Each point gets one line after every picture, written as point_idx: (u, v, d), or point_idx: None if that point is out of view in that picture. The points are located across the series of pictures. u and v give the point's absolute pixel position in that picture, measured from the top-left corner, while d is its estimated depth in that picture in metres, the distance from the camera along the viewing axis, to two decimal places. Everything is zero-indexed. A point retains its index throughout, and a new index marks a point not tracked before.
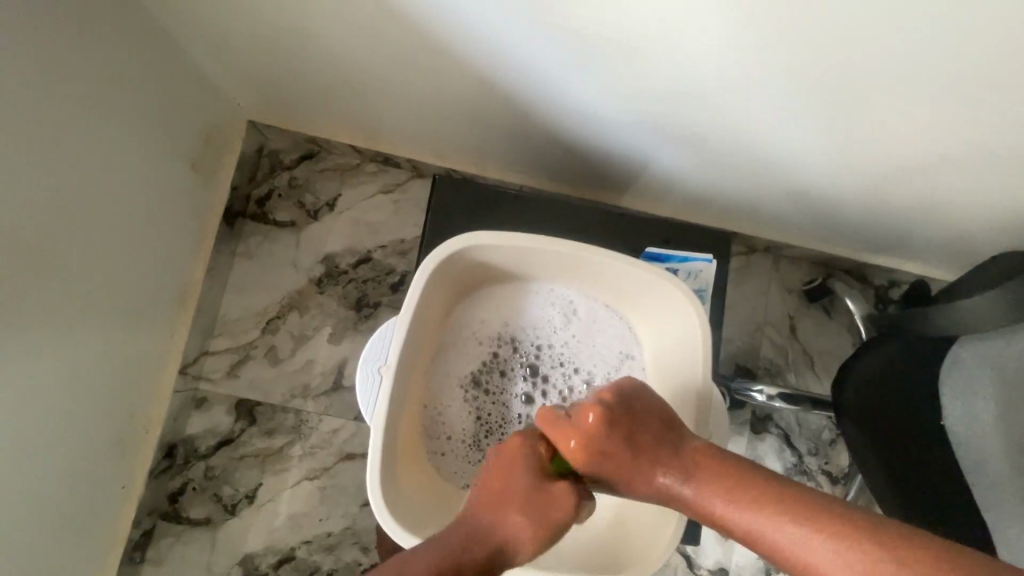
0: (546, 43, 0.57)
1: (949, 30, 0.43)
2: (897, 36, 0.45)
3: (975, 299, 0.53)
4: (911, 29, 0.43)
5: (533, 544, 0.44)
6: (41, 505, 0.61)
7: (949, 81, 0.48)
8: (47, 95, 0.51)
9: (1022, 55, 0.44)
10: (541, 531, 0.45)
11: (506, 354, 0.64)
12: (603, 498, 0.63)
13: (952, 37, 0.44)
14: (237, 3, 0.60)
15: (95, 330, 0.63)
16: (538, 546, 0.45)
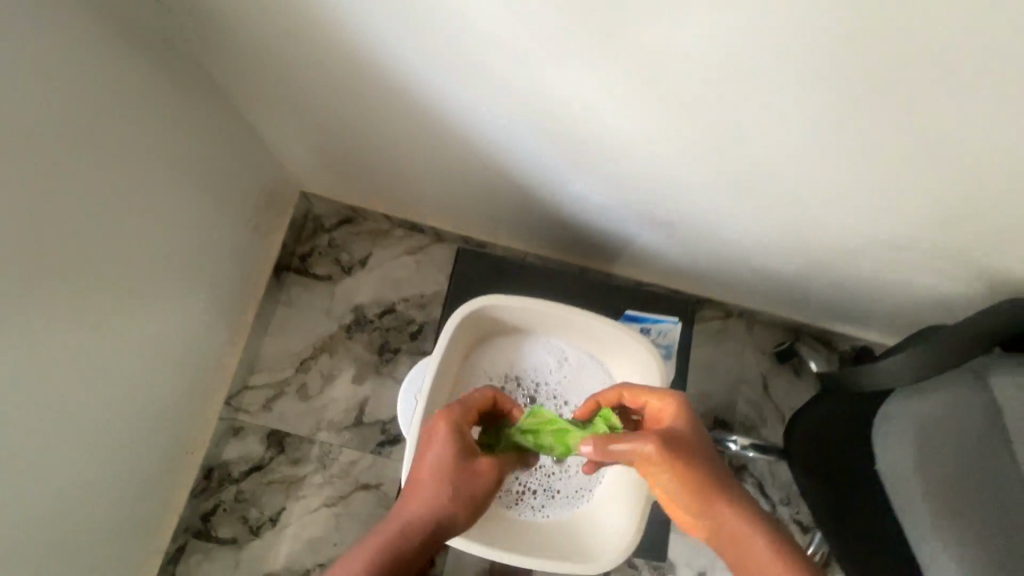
0: (545, 148, 0.73)
1: (836, 158, 0.58)
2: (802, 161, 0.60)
3: (891, 360, 0.68)
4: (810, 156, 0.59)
5: (459, 514, 0.55)
6: (103, 509, 0.72)
7: (851, 191, 0.63)
8: (162, 178, 0.68)
9: (896, 178, 0.58)
10: (465, 501, 0.55)
11: (511, 390, 0.77)
12: (586, 508, 0.73)
13: (841, 164, 0.58)
14: (307, 109, 0.77)
15: (164, 361, 0.77)
16: (464, 512, 0.56)
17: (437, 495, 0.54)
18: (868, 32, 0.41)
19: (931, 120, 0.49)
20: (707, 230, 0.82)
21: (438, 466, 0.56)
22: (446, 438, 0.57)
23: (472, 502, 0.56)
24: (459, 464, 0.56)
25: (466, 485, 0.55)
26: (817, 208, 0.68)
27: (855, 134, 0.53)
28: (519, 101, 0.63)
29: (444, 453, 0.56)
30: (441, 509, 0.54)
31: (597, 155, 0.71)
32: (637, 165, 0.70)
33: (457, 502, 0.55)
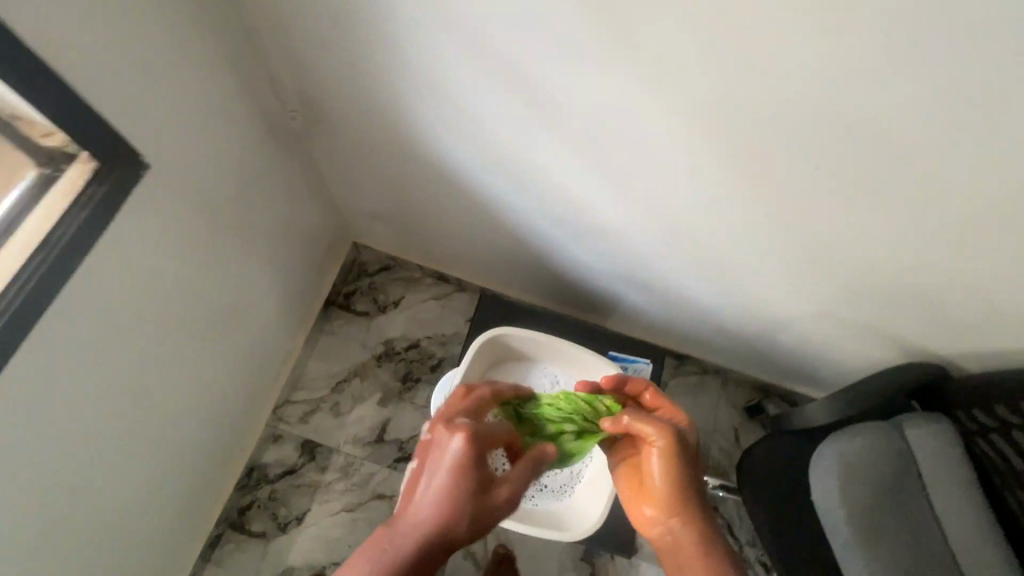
0: (551, 221, 0.95)
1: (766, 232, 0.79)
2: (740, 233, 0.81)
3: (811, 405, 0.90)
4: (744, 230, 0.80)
5: (458, 524, 0.49)
6: (171, 485, 0.88)
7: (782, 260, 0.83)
8: (264, 226, 0.90)
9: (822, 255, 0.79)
10: (464, 513, 0.50)
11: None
12: (570, 498, 0.88)
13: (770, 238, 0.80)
14: (370, 183, 1.01)
15: (233, 367, 0.95)
16: (464, 524, 0.50)
17: (447, 522, 0.49)
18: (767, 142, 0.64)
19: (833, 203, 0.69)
20: (679, 292, 1.01)
21: (450, 490, 0.50)
22: (464, 456, 0.51)
23: (478, 532, 0.50)
24: (470, 491, 0.50)
25: (474, 513, 0.50)
26: (761, 274, 0.88)
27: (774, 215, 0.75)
28: (535, 181, 0.86)
29: (457, 474, 0.50)
30: (451, 540, 0.49)
31: (590, 227, 0.93)
32: (621, 234, 0.92)
33: (455, 512, 0.50)
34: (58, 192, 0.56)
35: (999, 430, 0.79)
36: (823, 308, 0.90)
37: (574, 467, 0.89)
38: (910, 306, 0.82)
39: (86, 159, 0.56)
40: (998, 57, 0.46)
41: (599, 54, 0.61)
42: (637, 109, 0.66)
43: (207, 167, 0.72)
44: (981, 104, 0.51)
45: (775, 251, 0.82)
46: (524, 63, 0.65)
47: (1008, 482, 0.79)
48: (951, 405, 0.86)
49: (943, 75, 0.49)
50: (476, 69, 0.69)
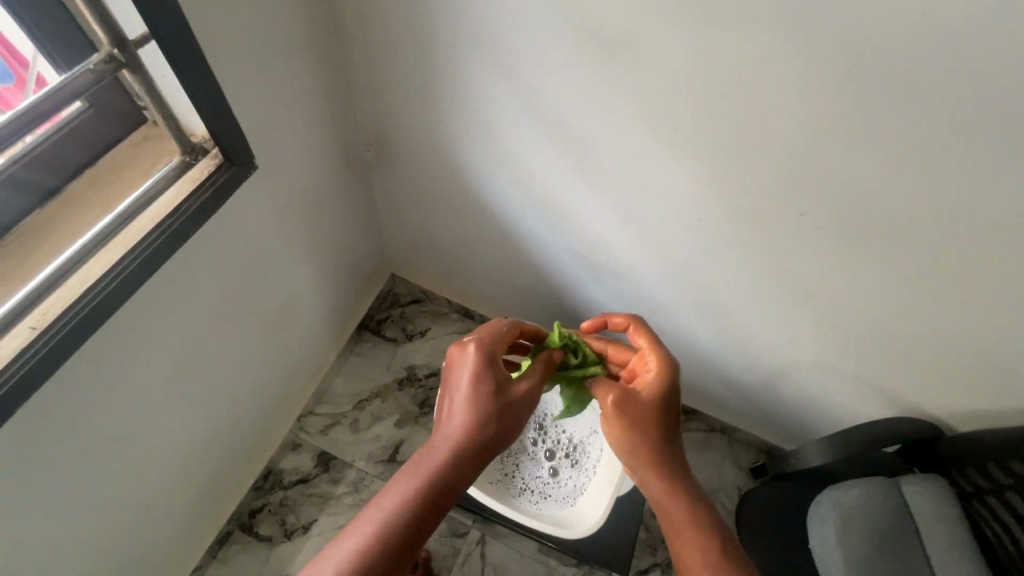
0: (576, 265, 1.06)
1: (768, 281, 0.88)
2: (745, 281, 0.90)
3: (804, 446, 0.93)
4: (750, 277, 0.89)
5: (483, 425, 0.61)
6: (200, 467, 0.94)
7: (787, 307, 0.91)
8: (322, 241, 1.03)
9: (810, 299, 0.87)
10: (486, 414, 0.61)
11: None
12: (573, 505, 0.95)
13: (771, 286, 0.89)
14: (417, 218, 1.15)
15: (273, 367, 1.04)
16: (490, 424, 0.61)
17: (473, 420, 0.61)
18: (765, 195, 0.76)
19: (821, 252, 0.79)
20: (688, 338, 1.09)
21: (470, 395, 0.62)
22: (475, 367, 0.64)
23: (500, 425, 0.62)
24: (486, 392, 0.62)
25: (493, 409, 0.62)
26: (764, 322, 0.96)
27: (772, 264, 0.85)
28: (565, 226, 0.99)
29: (473, 380, 0.63)
30: (479, 435, 0.60)
31: (610, 273, 1.04)
32: (638, 281, 1.02)
33: (479, 415, 0.61)
34: (187, 179, 0.69)
35: (994, 492, 0.80)
36: (822, 361, 0.97)
37: (576, 479, 0.97)
38: (909, 363, 0.88)
39: (215, 156, 0.71)
40: (944, 128, 0.59)
41: (631, 113, 0.74)
42: (659, 167, 0.80)
43: (288, 180, 0.86)
44: (933, 167, 0.63)
45: (774, 300, 0.91)
46: (567, 124, 0.80)
47: (1009, 552, 0.77)
48: (954, 476, 0.88)
49: (899, 140, 0.62)
50: (526, 120, 0.83)
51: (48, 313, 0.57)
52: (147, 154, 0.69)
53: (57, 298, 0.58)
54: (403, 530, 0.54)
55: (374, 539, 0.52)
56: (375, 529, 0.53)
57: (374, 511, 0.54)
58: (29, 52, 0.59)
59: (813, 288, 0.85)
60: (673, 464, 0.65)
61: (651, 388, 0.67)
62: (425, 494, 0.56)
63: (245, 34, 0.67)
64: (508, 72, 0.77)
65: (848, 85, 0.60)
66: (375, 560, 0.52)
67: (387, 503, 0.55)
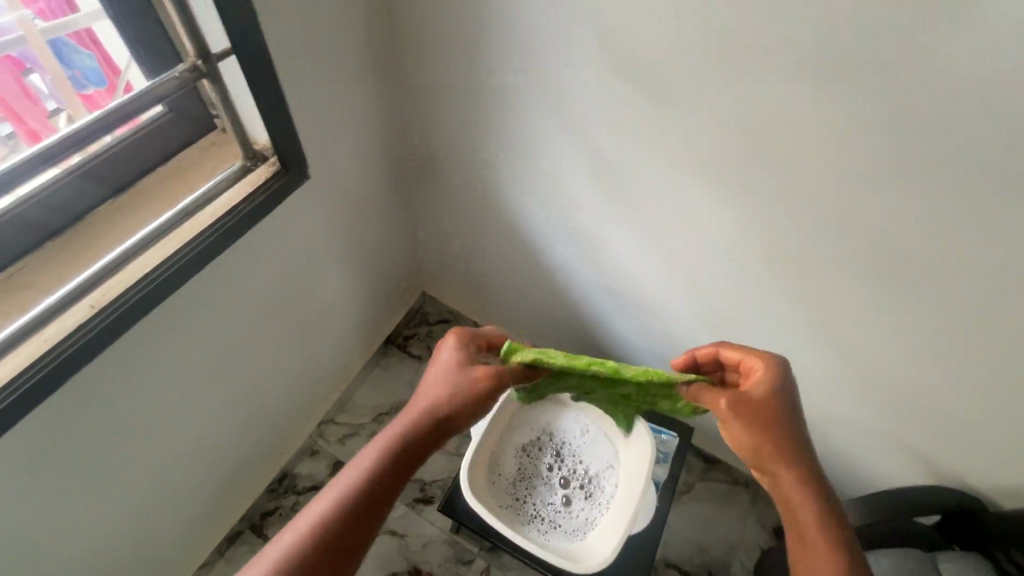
0: (606, 296, 1.06)
1: (799, 328, 0.86)
2: (778, 328, 0.89)
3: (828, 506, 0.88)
4: (785, 324, 0.87)
5: (436, 407, 0.64)
6: (220, 460, 0.97)
7: (821, 357, 0.88)
8: (360, 255, 1.07)
9: (843, 350, 0.85)
10: (442, 399, 0.64)
11: (543, 442, 1.02)
12: (585, 539, 0.92)
13: (803, 335, 0.87)
14: (452, 240, 1.18)
15: (299, 371, 1.07)
16: (443, 407, 0.64)
17: (426, 401, 0.64)
18: (801, 239, 0.75)
19: (860, 303, 0.77)
20: None
21: (430, 384, 0.66)
22: (444, 362, 0.67)
23: (454, 403, 0.64)
24: (448, 380, 0.65)
25: (448, 389, 0.64)
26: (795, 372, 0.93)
27: (806, 312, 0.83)
28: (595, 256, 0.99)
29: (439, 369, 0.67)
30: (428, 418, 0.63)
31: (640, 307, 1.03)
32: (666, 318, 1.01)
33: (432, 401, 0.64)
34: (246, 182, 0.73)
35: None
36: (854, 418, 0.93)
37: (589, 512, 0.95)
38: (948, 427, 0.83)
39: (273, 163, 0.75)
40: (991, 185, 0.57)
41: (671, 150, 0.75)
42: (699, 205, 0.79)
43: (336, 193, 0.91)
44: (977, 221, 0.61)
45: (808, 349, 0.88)
46: (605, 153, 0.82)
47: None
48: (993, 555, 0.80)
49: (948, 191, 0.60)
50: (564, 147, 0.85)
51: (108, 291, 0.61)
52: (213, 157, 0.74)
53: (117, 280, 0.62)
54: (347, 510, 0.57)
55: (322, 517, 0.56)
56: (327, 508, 0.57)
57: (330, 488, 0.59)
58: (120, 59, 0.66)
59: (849, 339, 0.83)
60: (804, 456, 0.58)
61: (761, 391, 0.61)
62: (377, 465, 0.60)
63: (309, 52, 0.73)
64: (551, 99, 0.80)
65: (885, 134, 0.60)
66: (325, 531, 0.55)
67: (338, 485, 0.59)
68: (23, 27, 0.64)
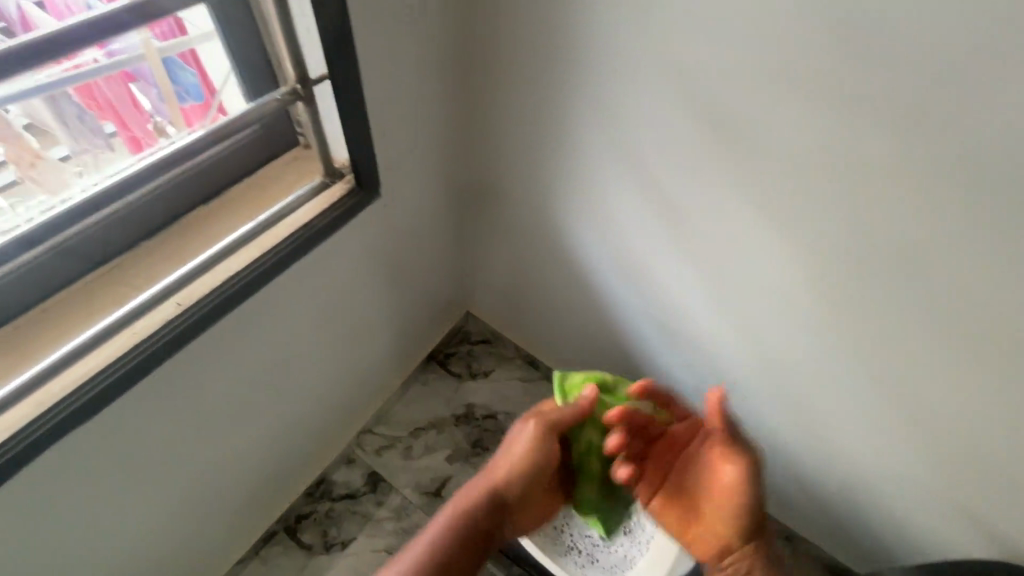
0: (654, 331, 1.05)
1: (858, 380, 0.83)
2: (835, 378, 0.86)
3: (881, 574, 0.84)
4: (843, 375, 0.84)
5: (507, 469, 0.78)
6: (265, 461, 1.00)
7: (878, 413, 0.85)
8: (413, 271, 1.10)
9: (905, 408, 0.81)
10: (513, 462, 0.78)
11: None
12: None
13: (862, 388, 0.84)
14: (502, 263, 1.20)
15: (345, 380, 1.10)
16: (512, 468, 0.78)
17: (501, 463, 0.79)
18: (869, 290, 0.73)
19: (927, 360, 0.74)
20: (762, 425, 1.02)
21: (507, 448, 0.81)
22: (517, 427, 0.82)
23: (520, 466, 0.77)
24: (518, 445, 0.79)
25: (516, 453, 0.78)
26: (849, 425, 0.90)
27: (866, 364, 0.81)
28: (647, 289, 0.99)
29: (514, 436, 0.81)
30: (501, 476, 0.78)
31: (689, 345, 1.01)
32: (716, 357, 0.99)
33: (506, 464, 0.78)
34: (323, 197, 0.77)
35: None
36: (910, 479, 0.89)
37: (628, 549, 0.94)
38: (1015, 499, 0.79)
39: (349, 181, 0.79)
40: None
41: (736, 192, 0.75)
42: (764, 249, 0.78)
43: (399, 211, 0.95)
44: None
45: (864, 403, 0.85)
46: (667, 190, 0.82)
47: None
48: None
49: None
50: (626, 180, 0.86)
51: (194, 292, 0.65)
52: (294, 172, 0.79)
53: (202, 282, 0.66)
54: (443, 545, 0.74)
55: (425, 549, 0.74)
56: (429, 543, 0.74)
57: (431, 527, 0.76)
58: (232, 70, 0.72)
59: (912, 397, 0.79)
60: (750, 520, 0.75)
61: (733, 472, 0.74)
62: (464, 513, 0.76)
63: (392, 80, 0.77)
64: (618, 134, 0.81)
65: (968, 188, 0.59)
66: (427, 560, 0.73)
67: (437, 525, 0.76)
68: (144, 47, 0.70)
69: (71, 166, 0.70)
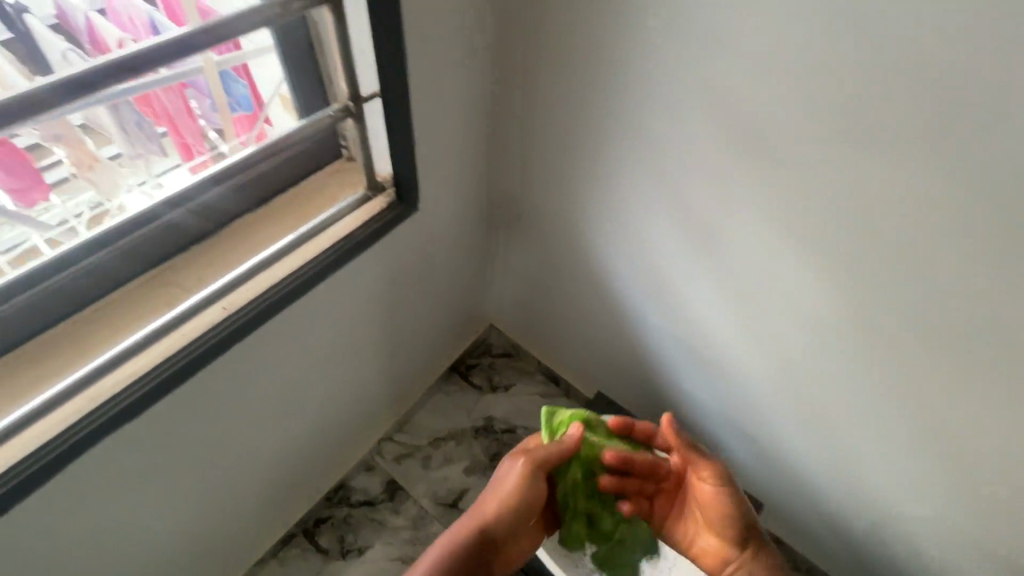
0: (678, 355, 1.04)
1: (891, 415, 0.82)
2: (867, 412, 0.84)
3: None
4: (875, 408, 0.83)
5: (492, 510, 0.78)
6: (290, 464, 1.02)
7: (910, 448, 0.83)
8: (442, 284, 1.12)
9: (939, 444, 0.80)
10: (499, 502, 0.78)
11: None
12: None
13: (895, 423, 0.82)
14: (529, 278, 1.21)
15: (370, 388, 1.11)
16: (497, 510, 0.78)
17: (488, 504, 0.79)
18: (907, 325, 0.72)
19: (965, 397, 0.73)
20: (787, 454, 1.01)
21: (493, 487, 0.81)
22: (503, 465, 0.82)
23: (504, 507, 0.77)
24: (504, 487, 0.79)
25: (501, 494, 0.79)
26: (879, 459, 0.88)
27: (900, 399, 0.79)
28: (674, 313, 0.98)
29: (500, 475, 0.81)
30: (487, 518, 0.78)
31: (714, 371, 1.00)
32: (742, 384, 0.98)
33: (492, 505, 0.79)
34: (364, 209, 0.79)
35: None
36: (942, 517, 0.87)
37: None
38: None
39: (389, 194, 0.81)
40: None
41: (773, 221, 0.75)
42: (799, 279, 0.77)
43: (433, 225, 0.96)
44: None
45: (897, 438, 0.84)
46: (701, 216, 0.82)
47: None
48: None
49: None
50: (659, 205, 0.86)
51: (239, 297, 0.68)
52: (336, 183, 0.81)
53: (246, 288, 0.68)
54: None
55: None
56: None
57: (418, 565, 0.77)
58: (287, 84, 0.75)
59: (947, 434, 0.78)
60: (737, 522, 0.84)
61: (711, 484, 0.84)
62: (450, 553, 0.76)
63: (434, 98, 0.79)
64: (654, 159, 0.81)
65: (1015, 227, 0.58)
66: None
67: (424, 562, 0.77)
68: (202, 61, 0.72)
69: (124, 166, 0.74)
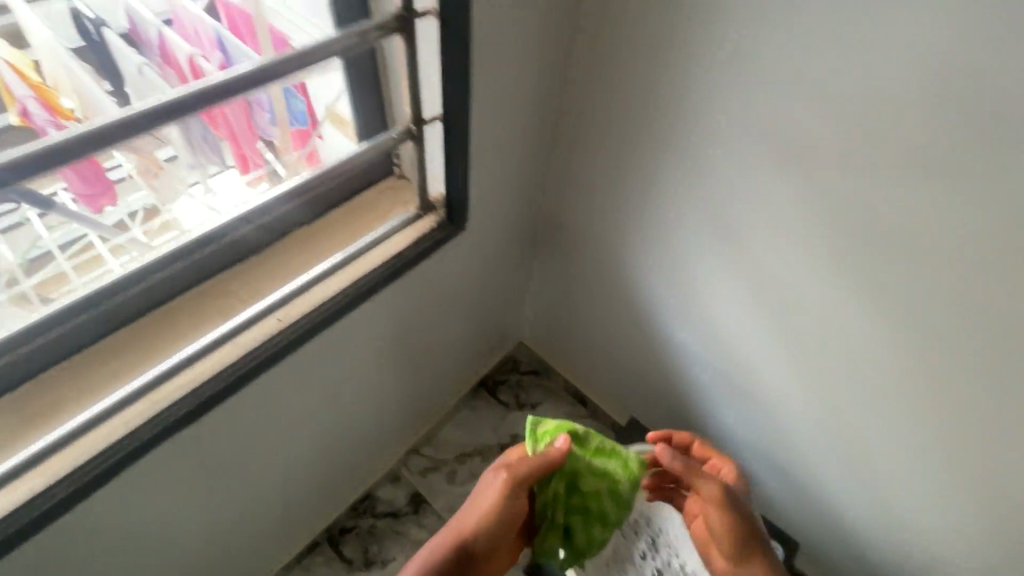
0: (715, 384, 1.02)
1: (942, 465, 0.79)
2: (916, 460, 0.81)
3: None
4: (925, 457, 0.80)
5: (472, 522, 0.75)
6: (321, 473, 1.03)
7: (960, 501, 0.80)
8: (479, 301, 1.12)
9: (992, 500, 0.76)
10: (479, 514, 0.74)
11: (640, 526, 0.97)
12: None
13: (946, 473, 0.79)
14: (564, 299, 1.21)
15: (403, 401, 1.12)
16: (476, 521, 0.74)
17: (467, 515, 0.76)
18: (965, 374, 0.69)
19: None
20: (826, 495, 0.98)
21: (473, 498, 0.77)
22: (484, 476, 0.78)
23: (485, 518, 0.74)
24: (484, 498, 0.75)
25: (481, 506, 0.75)
26: (925, 509, 0.85)
27: (952, 449, 0.77)
28: (713, 341, 0.97)
29: (480, 486, 0.78)
30: (466, 528, 0.75)
31: (753, 403, 0.98)
32: (781, 420, 0.95)
33: (472, 516, 0.75)
34: (414, 228, 0.81)
35: None
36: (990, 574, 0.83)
37: None
38: None
39: (438, 214, 0.83)
40: None
41: (827, 258, 0.73)
42: (849, 319, 0.76)
43: (476, 244, 0.97)
44: None
45: (947, 489, 0.80)
46: (750, 249, 0.81)
47: None
48: None
49: None
50: (706, 234, 0.85)
51: (293, 310, 0.70)
52: (388, 198, 0.83)
53: (300, 302, 0.70)
54: None
55: None
56: None
57: None
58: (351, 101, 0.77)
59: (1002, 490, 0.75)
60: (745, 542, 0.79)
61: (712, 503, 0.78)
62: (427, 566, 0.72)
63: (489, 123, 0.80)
64: (705, 188, 0.80)
65: None
66: None
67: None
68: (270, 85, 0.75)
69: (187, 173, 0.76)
